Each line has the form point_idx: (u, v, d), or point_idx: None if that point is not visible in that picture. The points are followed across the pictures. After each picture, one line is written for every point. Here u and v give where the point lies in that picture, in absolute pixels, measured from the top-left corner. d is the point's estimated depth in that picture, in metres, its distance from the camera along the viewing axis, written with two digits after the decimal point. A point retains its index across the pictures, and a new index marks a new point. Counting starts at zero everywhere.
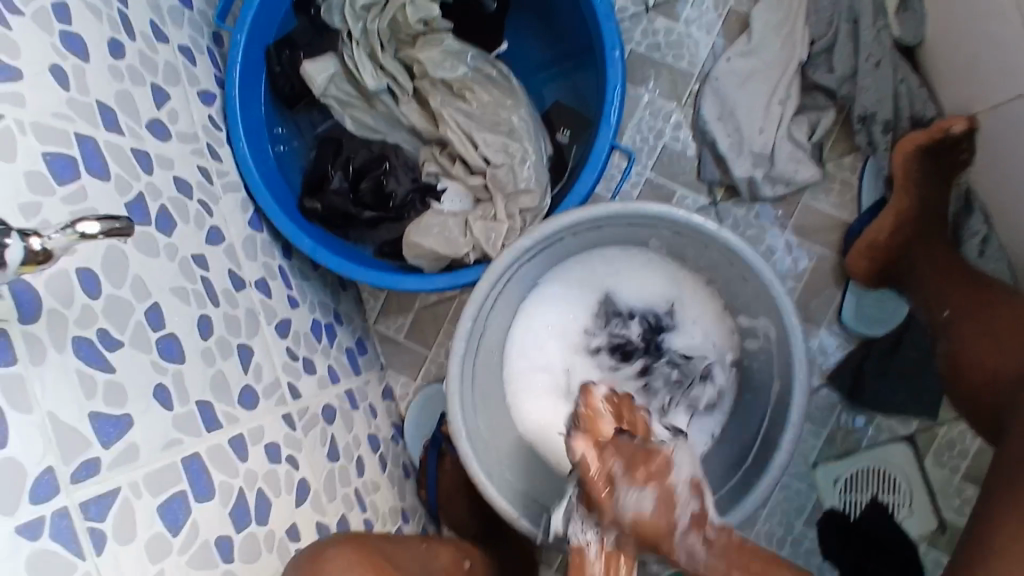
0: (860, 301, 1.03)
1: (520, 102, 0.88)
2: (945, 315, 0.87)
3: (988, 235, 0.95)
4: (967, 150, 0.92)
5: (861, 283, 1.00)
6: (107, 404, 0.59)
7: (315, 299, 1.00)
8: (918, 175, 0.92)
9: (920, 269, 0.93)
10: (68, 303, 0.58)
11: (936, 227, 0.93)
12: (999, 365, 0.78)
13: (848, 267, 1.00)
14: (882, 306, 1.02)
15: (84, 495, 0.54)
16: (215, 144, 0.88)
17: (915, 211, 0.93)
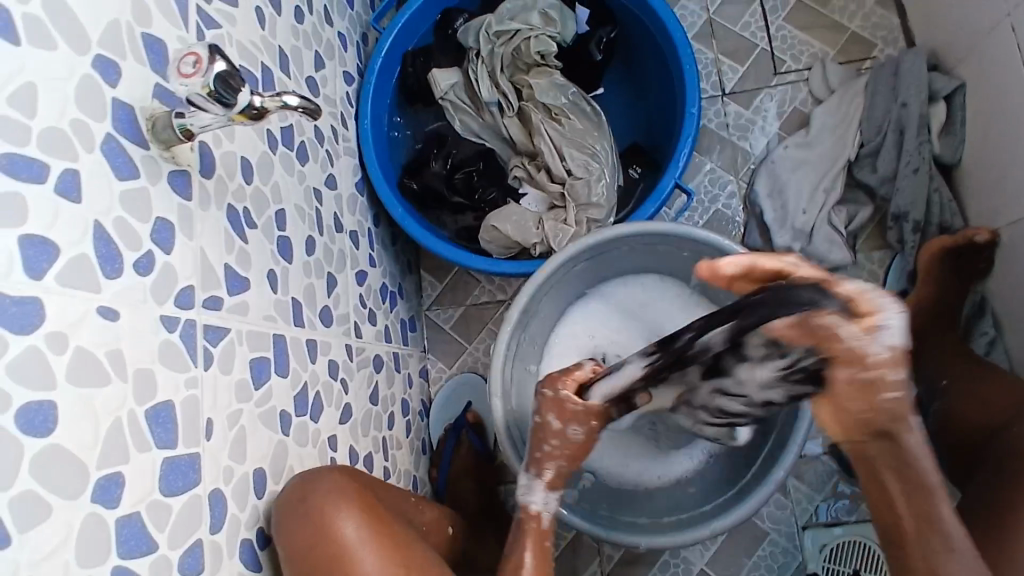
0: None
1: (605, 134, 1.04)
2: (944, 384, 0.98)
3: (995, 338, 1.05)
4: (986, 260, 1.04)
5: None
6: (237, 263, 0.71)
7: (388, 268, 1.13)
8: (939, 272, 1.03)
9: (931, 355, 1.02)
10: (231, 177, 0.72)
11: (952, 321, 1.03)
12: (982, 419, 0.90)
13: None
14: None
15: (208, 320, 0.65)
16: (347, 114, 1.05)
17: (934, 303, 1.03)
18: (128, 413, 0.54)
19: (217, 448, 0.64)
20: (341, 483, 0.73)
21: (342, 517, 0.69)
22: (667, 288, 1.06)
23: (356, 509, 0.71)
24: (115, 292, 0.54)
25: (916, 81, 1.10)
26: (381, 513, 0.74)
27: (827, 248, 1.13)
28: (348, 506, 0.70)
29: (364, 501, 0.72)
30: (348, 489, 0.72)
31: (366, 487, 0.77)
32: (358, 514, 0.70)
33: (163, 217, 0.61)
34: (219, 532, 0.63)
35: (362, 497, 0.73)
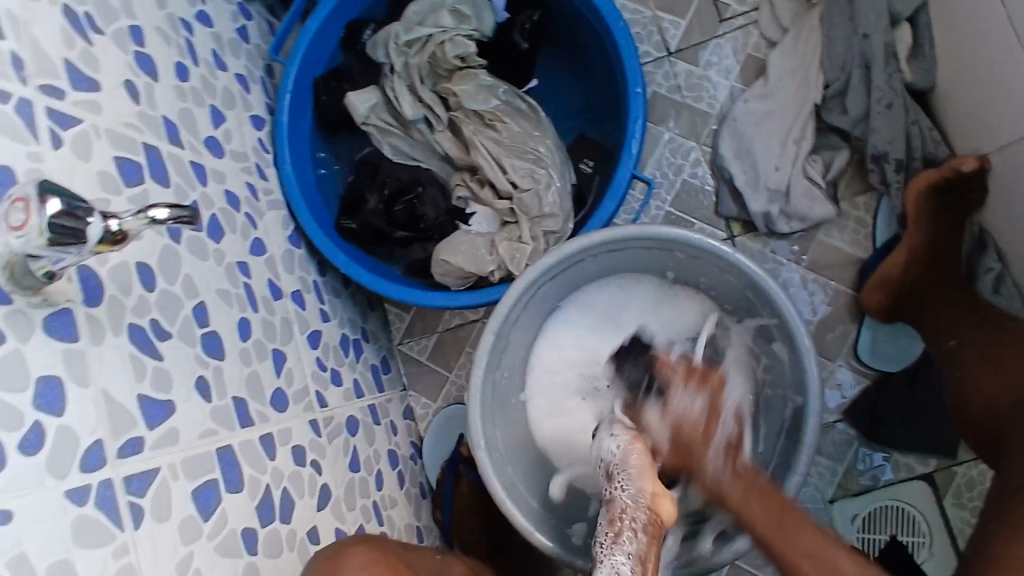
0: (876, 335, 1.04)
1: (547, 132, 0.94)
2: (952, 343, 0.90)
3: (1002, 273, 0.97)
4: (978, 191, 0.94)
5: (874, 317, 1.03)
6: (154, 388, 0.63)
7: (345, 316, 1.05)
8: (929, 212, 0.94)
9: (933, 303, 0.95)
10: (126, 292, 0.62)
11: (948, 262, 0.95)
12: (1000, 394, 0.82)
13: (862, 301, 1.03)
14: (898, 342, 1.04)
15: (128, 469, 0.57)
16: (263, 164, 0.94)
17: (927, 245, 0.95)
18: None
19: None
20: (371, 559, 0.73)
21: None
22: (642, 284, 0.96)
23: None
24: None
25: (875, 5, 1.00)
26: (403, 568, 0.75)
27: (807, 205, 1.04)
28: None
29: (394, 574, 0.73)
30: (373, 557, 0.73)
31: (394, 557, 0.76)
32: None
33: (47, 374, 0.52)
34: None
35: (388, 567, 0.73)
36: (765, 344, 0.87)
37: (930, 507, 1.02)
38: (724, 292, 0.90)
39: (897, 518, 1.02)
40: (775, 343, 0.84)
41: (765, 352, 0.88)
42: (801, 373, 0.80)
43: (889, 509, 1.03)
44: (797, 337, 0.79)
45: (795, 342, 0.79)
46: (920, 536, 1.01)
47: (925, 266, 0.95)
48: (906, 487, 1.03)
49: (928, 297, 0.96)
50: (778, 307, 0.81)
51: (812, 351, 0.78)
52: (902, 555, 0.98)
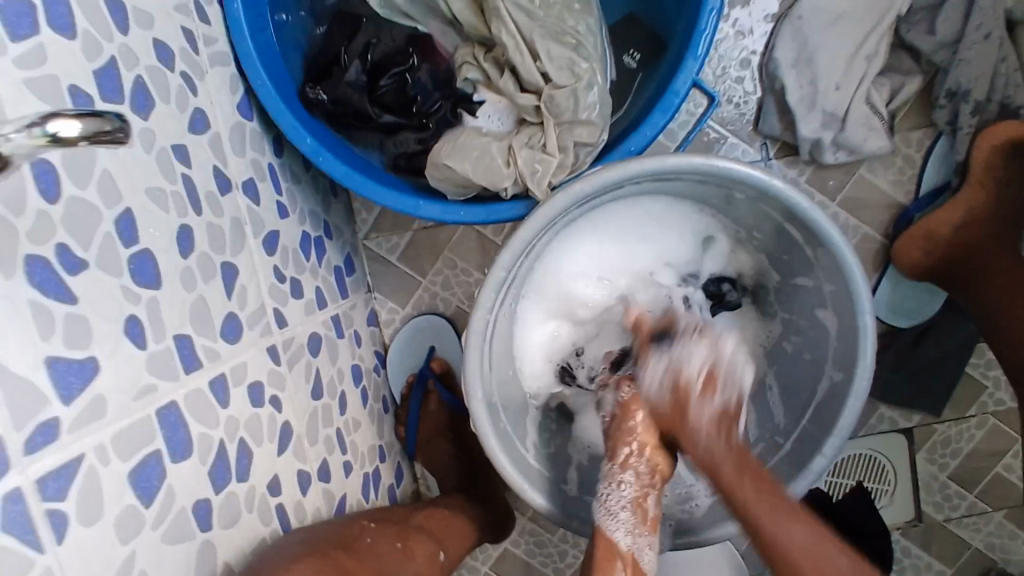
0: (895, 289, 0.97)
1: (591, 9, 0.72)
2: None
3: None
4: None
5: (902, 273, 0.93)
6: (69, 346, 0.45)
7: (306, 209, 0.86)
8: (998, 176, 0.84)
9: (979, 274, 0.86)
10: (19, 211, 0.43)
11: (1010, 229, 0.86)
12: None
13: (895, 252, 0.93)
14: (916, 299, 0.97)
15: (41, 470, 0.42)
16: (203, 0, 0.69)
17: (990, 209, 0.85)
18: None
19: None
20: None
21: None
22: (667, 211, 0.81)
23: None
24: None
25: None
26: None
27: (863, 136, 0.89)
28: None
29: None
30: None
31: (338, 562, 0.62)
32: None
33: None
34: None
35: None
36: (805, 307, 0.76)
37: (902, 459, 1.02)
38: (769, 239, 0.77)
39: (867, 466, 1.02)
40: (821, 309, 0.74)
41: (804, 314, 0.77)
42: (853, 353, 0.69)
43: (861, 459, 1.02)
44: (858, 314, 0.67)
45: (854, 319, 0.68)
46: (883, 484, 1.02)
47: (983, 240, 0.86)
48: (884, 439, 1.02)
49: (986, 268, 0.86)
50: (847, 278, 0.67)
51: (874, 329, 0.67)
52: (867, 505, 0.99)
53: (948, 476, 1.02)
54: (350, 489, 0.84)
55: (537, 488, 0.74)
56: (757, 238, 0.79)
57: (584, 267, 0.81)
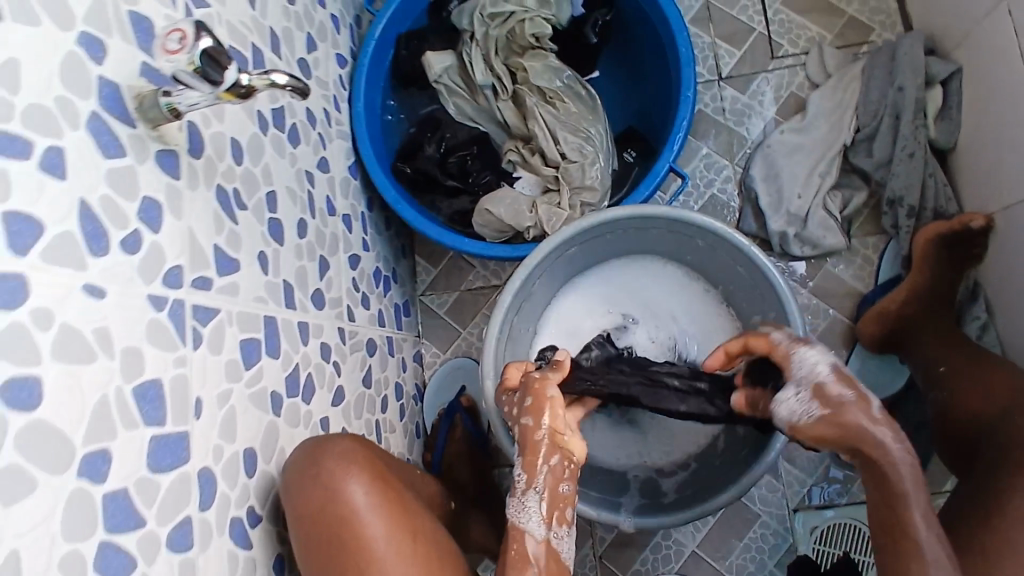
0: (864, 365, 1.12)
1: (599, 117, 1.03)
2: (941, 369, 0.97)
3: (987, 323, 1.05)
4: (981, 247, 1.04)
5: (865, 347, 1.10)
6: (226, 244, 0.71)
7: (381, 252, 1.13)
8: (933, 259, 1.03)
9: (925, 341, 1.02)
10: (220, 158, 0.71)
11: (943, 306, 1.03)
12: (980, 409, 0.88)
13: (859, 331, 1.10)
14: (884, 374, 1.11)
15: (197, 299, 0.64)
16: (340, 98, 1.04)
17: (926, 286, 1.03)
18: (116, 389, 0.54)
19: (207, 428, 0.63)
20: (352, 449, 0.75)
21: (351, 484, 0.71)
22: (655, 266, 1.05)
23: (367, 475, 0.72)
24: (101, 270, 0.54)
25: (913, 65, 1.09)
26: (390, 479, 0.75)
27: (822, 233, 1.12)
28: (357, 471, 0.72)
29: (376, 468, 0.74)
30: (358, 451, 0.75)
31: (380, 460, 0.78)
32: (368, 480, 0.72)
33: (149, 196, 0.60)
34: (186, 552, 0.59)
35: (374, 465, 0.74)
36: None
37: None
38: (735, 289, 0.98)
39: (855, 538, 1.09)
40: None
41: None
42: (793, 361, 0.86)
43: (846, 528, 1.09)
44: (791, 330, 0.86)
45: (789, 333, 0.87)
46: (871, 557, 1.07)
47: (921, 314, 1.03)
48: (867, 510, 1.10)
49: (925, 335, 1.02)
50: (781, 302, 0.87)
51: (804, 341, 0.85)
52: (850, 569, 1.05)
53: None
54: None
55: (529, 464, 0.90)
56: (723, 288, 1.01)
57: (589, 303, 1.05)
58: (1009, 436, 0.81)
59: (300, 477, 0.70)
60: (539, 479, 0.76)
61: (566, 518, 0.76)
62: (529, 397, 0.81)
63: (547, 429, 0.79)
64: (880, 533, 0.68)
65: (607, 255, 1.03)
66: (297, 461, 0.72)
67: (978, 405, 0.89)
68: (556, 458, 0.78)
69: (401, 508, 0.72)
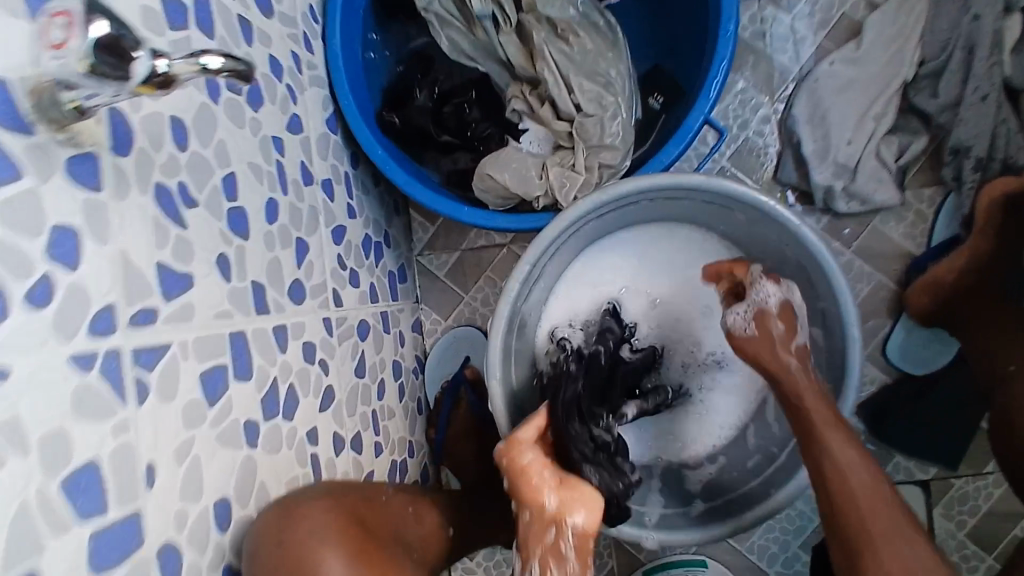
0: (908, 337, 1.02)
1: (621, 56, 0.86)
2: (1010, 368, 0.89)
3: None
4: None
5: (912, 318, 1.00)
6: (174, 258, 0.57)
7: (371, 216, 0.99)
8: (999, 223, 0.90)
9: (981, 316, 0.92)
10: (158, 148, 0.56)
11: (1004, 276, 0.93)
12: None
13: (907, 301, 0.99)
14: (930, 348, 1.01)
15: (138, 341, 0.52)
16: (311, 35, 0.85)
17: (988, 256, 0.92)
18: (40, 491, 0.42)
19: (164, 494, 0.53)
20: (327, 510, 0.68)
21: (328, 555, 0.64)
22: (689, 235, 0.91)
23: (343, 549, 0.66)
24: (5, 343, 0.41)
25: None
26: (361, 531, 0.70)
27: (873, 187, 0.98)
28: (331, 545, 0.65)
29: (350, 517, 0.69)
30: (331, 515, 0.68)
31: (357, 516, 0.71)
32: (346, 546, 0.66)
33: (63, 224, 0.46)
34: None
35: (350, 534, 0.68)
36: (804, 326, 0.83)
37: (920, 513, 1.02)
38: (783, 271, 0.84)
39: None
40: (816, 328, 0.81)
41: (802, 333, 0.84)
42: (843, 360, 0.75)
43: None
44: (846, 326, 0.74)
45: (843, 328, 0.74)
46: None
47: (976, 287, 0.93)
48: (902, 491, 1.02)
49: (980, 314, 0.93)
50: (835, 291, 0.75)
51: (861, 343, 0.73)
52: None
53: (966, 536, 1.02)
54: (377, 468, 0.93)
55: None
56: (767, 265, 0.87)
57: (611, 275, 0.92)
58: None
59: (276, 544, 0.61)
60: (533, 563, 0.69)
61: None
62: (505, 475, 0.72)
63: (532, 508, 0.69)
64: (840, 519, 0.69)
65: (637, 222, 0.90)
66: (267, 520, 0.63)
67: None
68: (560, 537, 0.68)
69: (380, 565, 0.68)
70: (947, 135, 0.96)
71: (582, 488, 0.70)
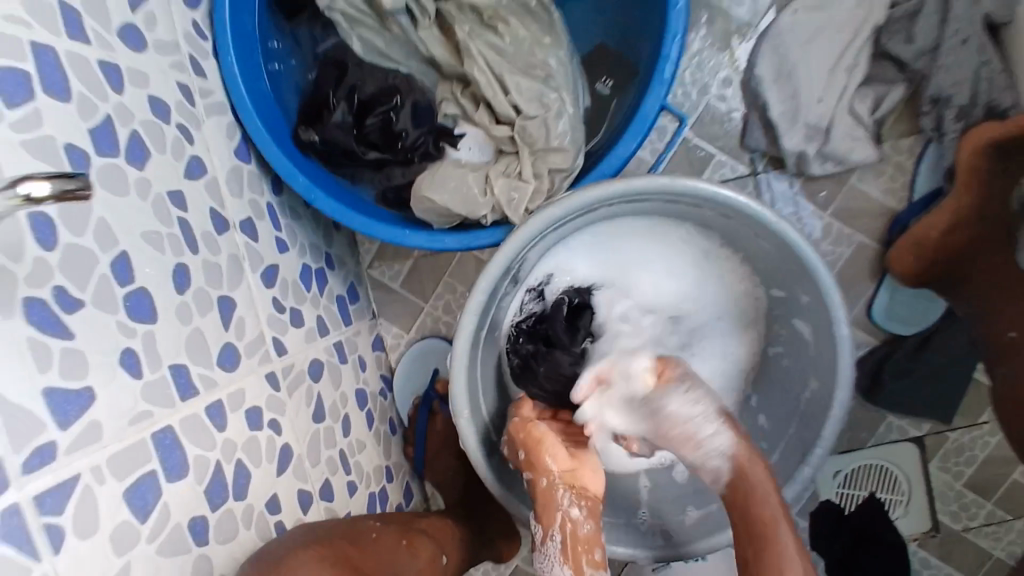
0: (893, 296, 0.97)
1: (561, 42, 0.76)
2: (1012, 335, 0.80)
3: None
4: None
5: (895, 278, 0.93)
6: (64, 376, 0.50)
7: (306, 242, 0.91)
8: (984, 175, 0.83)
9: (969, 276, 0.86)
10: (17, 257, 0.48)
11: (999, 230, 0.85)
12: None
13: (890, 261, 0.93)
14: (916, 305, 0.96)
15: (36, 488, 0.46)
16: (199, 58, 0.75)
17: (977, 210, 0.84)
18: None
19: None
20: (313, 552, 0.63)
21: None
22: (664, 229, 0.83)
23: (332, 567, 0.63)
24: None
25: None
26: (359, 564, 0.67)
27: (848, 146, 0.90)
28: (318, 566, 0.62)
29: (337, 553, 0.65)
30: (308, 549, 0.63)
31: (351, 543, 0.69)
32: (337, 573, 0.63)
33: None
34: None
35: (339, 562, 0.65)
36: (785, 315, 0.78)
37: (916, 469, 1.00)
38: (769, 268, 0.77)
39: (880, 477, 1.01)
40: (797, 320, 0.76)
41: (784, 325, 0.79)
42: (831, 359, 0.70)
43: (873, 469, 1.01)
44: (834, 325, 0.68)
45: (830, 325, 0.69)
46: (897, 494, 1.01)
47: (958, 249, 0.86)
48: (897, 449, 1.00)
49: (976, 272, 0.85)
50: (820, 288, 0.68)
51: (852, 342, 0.68)
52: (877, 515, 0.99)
53: (964, 484, 0.99)
54: (354, 508, 0.87)
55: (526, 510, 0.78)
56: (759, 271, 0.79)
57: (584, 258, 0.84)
58: None
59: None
60: (555, 530, 0.73)
61: (597, 560, 0.73)
62: (522, 448, 0.74)
63: (553, 476, 0.73)
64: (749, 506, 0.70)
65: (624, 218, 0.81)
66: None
67: None
68: (575, 504, 0.73)
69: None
70: (925, 83, 0.88)
71: (590, 459, 0.76)
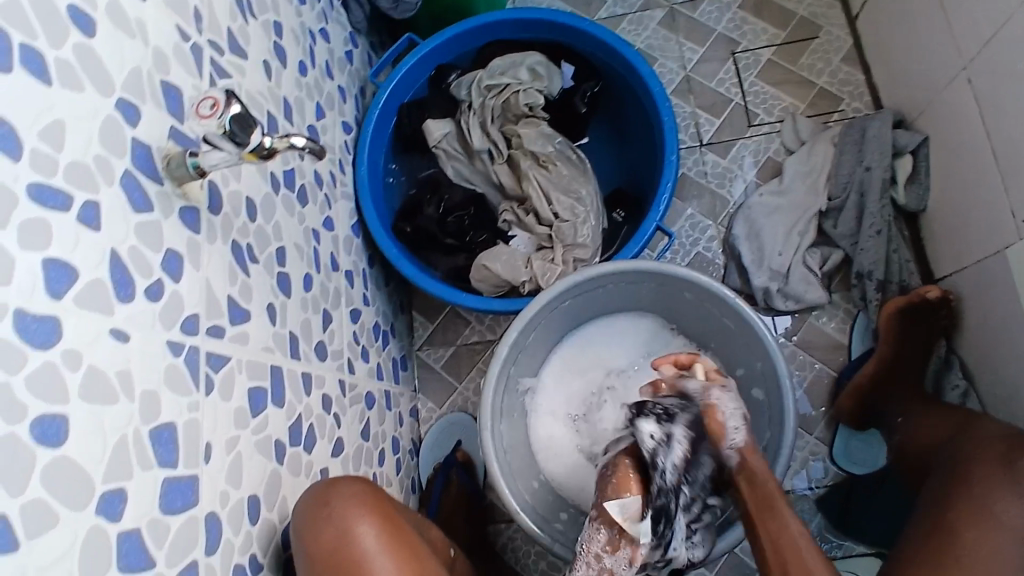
0: (848, 442, 1.16)
1: (590, 179, 1.10)
2: (900, 420, 1.07)
3: (967, 390, 1.09)
4: (946, 314, 1.11)
5: (846, 424, 1.14)
6: (240, 295, 0.74)
7: (381, 308, 1.17)
8: (898, 332, 1.09)
9: (894, 404, 1.08)
10: (236, 214, 0.76)
11: (912, 371, 1.09)
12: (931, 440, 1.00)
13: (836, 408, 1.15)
14: (869, 450, 1.15)
15: (210, 347, 0.68)
16: (344, 162, 1.09)
17: (892, 359, 1.09)
18: (134, 431, 0.56)
19: (214, 473, 0.66)
20: (362, 488, 0.78)
21: (364, 525, 0.74)
22: (649, 320, 1.10)
23: (375, 520, 0.75)
24: (127, 315, 0.57)
25: (880, 145, 1.18)
26: (409, 534, 0.78)
27: (803, 288, 1.18)
28: (366, 515, 0.75)
29: (384, 511, 0.77)
30: (360, 493, 0.77)
31: (388, 502, 0.81)
32: (379, 523, 0.75)
33: (172, 248, 0.64)
34: None
35: (382, 512, 0.77)
36: (747, 389, 1.01)
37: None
38: (727, 343, 1.02)
39: None
40: (756, 388, 0.98)
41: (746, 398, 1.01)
42: (781, 407, 0.91)
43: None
44: (780, 378, 0.90)
45: (777, 378, 0.91)
46: None
47: (890, 377, 1.09)
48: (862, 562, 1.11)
49: (892, 398, 1.09)
50: (767, 349, 0.92)
51: (792, 391, 0.89)
52: None
53: None
54: None
55: (526, 514, 0.94)
56: (719, 350, 1.05)
57: (585, 347, 1.11)
58: (956, 457, 0.91)
59: (309, 518, 0.74)
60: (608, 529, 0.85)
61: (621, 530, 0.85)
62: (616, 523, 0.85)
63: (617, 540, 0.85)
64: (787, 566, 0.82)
65: (616, 308, 1.09)
66: (307, 501, 0.75)
67: (928, 442, 1.00)
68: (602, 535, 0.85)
69: (405, 550, 0.75)
70: (853, 261, 1.18)
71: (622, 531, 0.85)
